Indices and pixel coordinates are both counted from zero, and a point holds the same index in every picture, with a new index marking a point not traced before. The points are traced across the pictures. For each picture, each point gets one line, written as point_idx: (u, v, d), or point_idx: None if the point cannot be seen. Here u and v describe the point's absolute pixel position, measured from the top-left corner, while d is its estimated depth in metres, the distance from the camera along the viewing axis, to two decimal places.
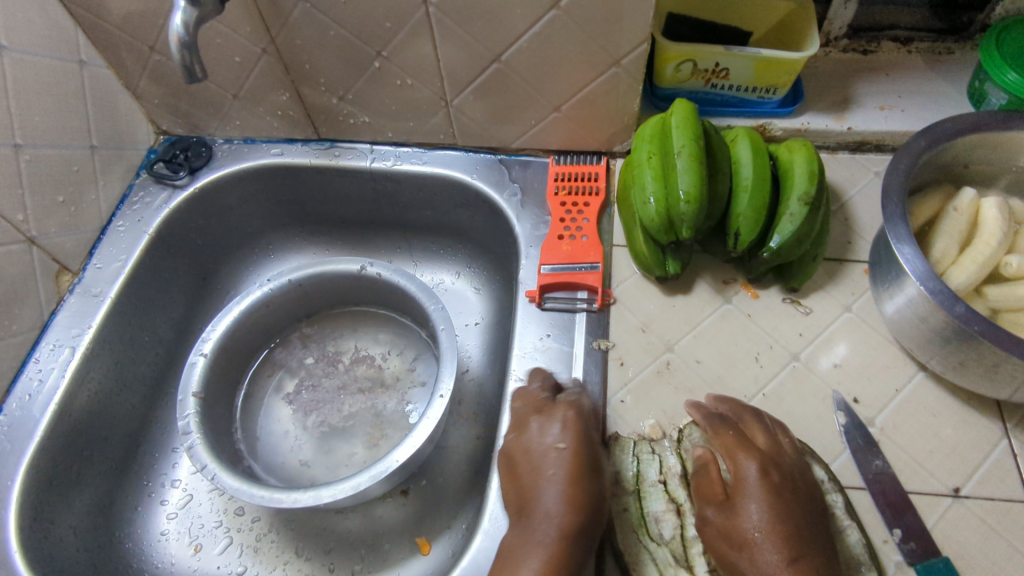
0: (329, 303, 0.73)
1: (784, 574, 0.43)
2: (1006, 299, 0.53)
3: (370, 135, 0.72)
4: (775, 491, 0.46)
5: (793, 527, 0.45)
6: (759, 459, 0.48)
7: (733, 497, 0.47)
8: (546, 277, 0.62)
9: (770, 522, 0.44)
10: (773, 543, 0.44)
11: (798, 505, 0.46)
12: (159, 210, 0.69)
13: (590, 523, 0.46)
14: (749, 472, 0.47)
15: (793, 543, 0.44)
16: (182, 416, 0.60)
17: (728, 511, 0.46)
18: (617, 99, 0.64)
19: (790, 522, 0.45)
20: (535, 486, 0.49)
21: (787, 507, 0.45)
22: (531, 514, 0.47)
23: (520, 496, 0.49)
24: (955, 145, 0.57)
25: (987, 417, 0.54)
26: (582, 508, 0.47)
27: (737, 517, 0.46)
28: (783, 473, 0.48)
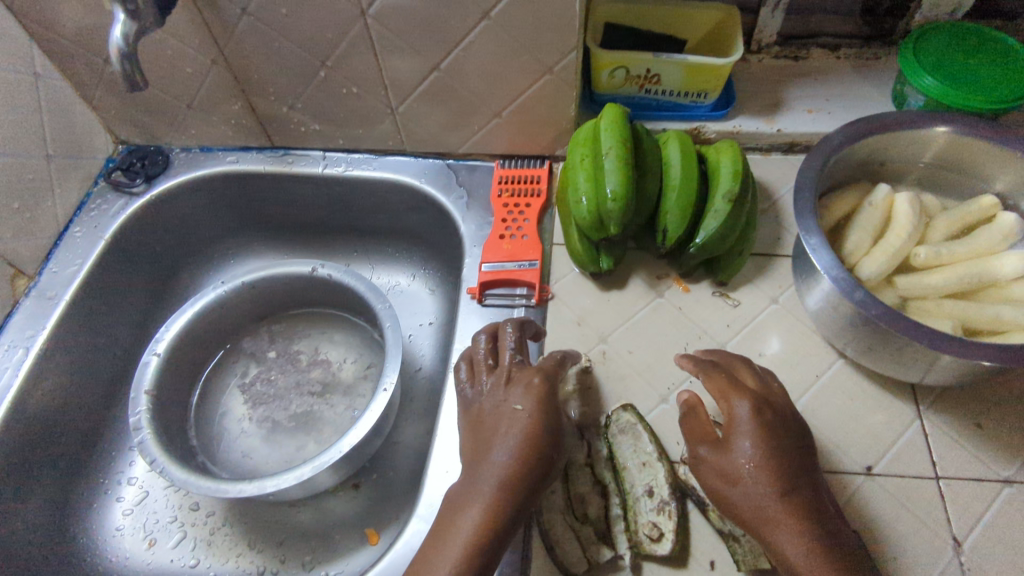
0: (284, 303, 0.75)
1: (773, 502, 0.45)
2: (913, 287, 0.56)
3: (322, 143, 0.75)
4: (767, 431, 0.47)
5: (781, 460, 0.46)
6: (753, 402, 0.49)
7: (728, 436, 0.48)
8: (486, 275, 0.65)
9: (761, 456, 0.46)
10: (766, 475, 0.46)
11: (791, 445, 0.48)
12: (115, 217, 0.71)
13: (533, 478, 0.47)
14: (739, 412, 0.49)
15: (781, 475, 0.46)
16: (133, 413, 0.61)
17: (725, 450, 0.48)
18: (554, 104, 0.67)
19: (782, 460, 0.46)
20: (486, 442, 0.50)
21: (776, 440, 0.47)
22: (482, 462, 0.48)
23: (476, 446, 0.50)
24: (866, 144, 0.60)
25: (902, 400, 0.57)
26: (524, 464, 0.47)
27: (730, 452, 0.48)
28: (776, 412, 0.49)
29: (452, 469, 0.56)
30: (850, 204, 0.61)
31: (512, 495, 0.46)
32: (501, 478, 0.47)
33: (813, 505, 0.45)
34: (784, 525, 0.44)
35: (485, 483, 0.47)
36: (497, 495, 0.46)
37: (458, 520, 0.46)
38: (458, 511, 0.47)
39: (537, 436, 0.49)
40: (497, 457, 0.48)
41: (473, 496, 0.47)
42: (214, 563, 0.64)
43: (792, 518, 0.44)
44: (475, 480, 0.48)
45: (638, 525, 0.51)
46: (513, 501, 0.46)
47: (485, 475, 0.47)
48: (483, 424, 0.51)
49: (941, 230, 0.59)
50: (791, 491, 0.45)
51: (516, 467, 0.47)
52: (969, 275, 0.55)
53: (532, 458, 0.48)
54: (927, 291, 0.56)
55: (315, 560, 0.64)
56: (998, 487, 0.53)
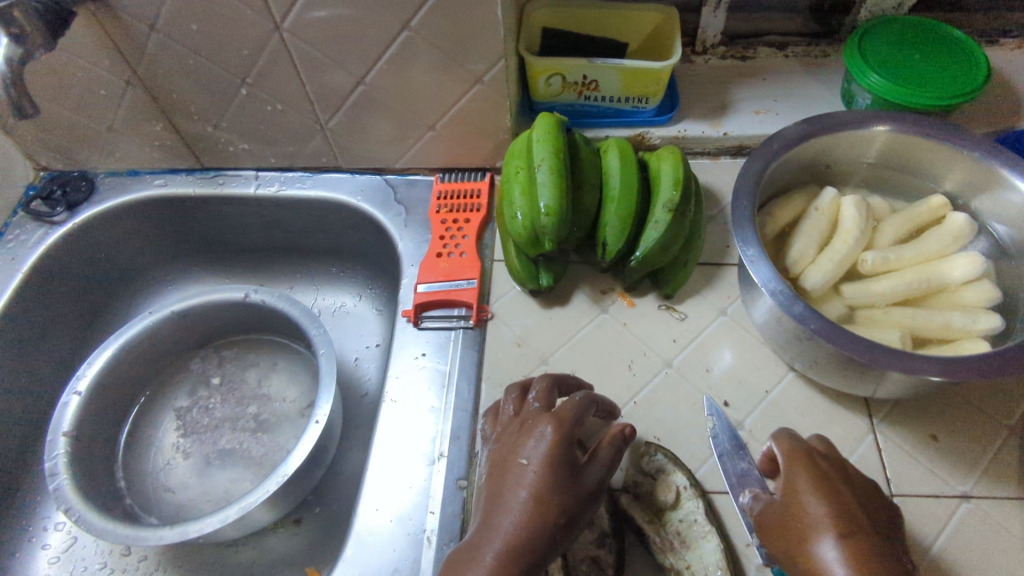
0: (220, 331, 0.72)
1: (835, 548, 0.40)
2: (860, 296, 0.53)
3: (254, 162, 0.72)
4: (819, 481, 0.43)
5: (850, 510, 0.42)
6: (805, 458, 0.45)
7: (786, 490, 0.44)
8: (422, 296, 0.62)
9: (830, 504, 0.42)
10: (832, 520, 0.41)
11: (848, 493, 0.43)
12: (34, 248, 0.68)
13: (554, 528, 0.42)
14: (795, 467, 0.45)
15: (849, 521, 0.41)
16: (48, 457, 0.58)
17: (789, 506, 0.43)
18: (488, 115, 0.64)
19: (842, 509, 0.42)
20: (506, 486, 0.44)
21: (834, 491, 0.43)
22: (500, 506, 0.43)
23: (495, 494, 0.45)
24: (810, 147, 0.58)
25: (855, 413, 0.55)
26: (545, 513, 0.42)
27: (797, 501, 0.43)
28: (834, 465, 0.45)
29: (383, 506, 0.53)
30: (797, 210, 0.58)
31: (530, 544, 0.41)
32: (519, 531, 0.42)
33: (891, 559, 0.39)
34: (849, 572, 0.38)
35: (503, 527, 0.42)
36: (513, 543, 0.41)
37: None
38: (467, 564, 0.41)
39: (569, 489, 0.44)
40: (514, 497, 0.43)
41: (484, 542, 0.42)
42: None
43: (865, 569, 0.38)
44: (490, 523, 0.43)
45: (576, 563, 0.48)
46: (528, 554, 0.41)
47: (502, 523, 0.42)
48: (504, 473, 0.45)
49: (889, 234, 0.57)
50: (857, 538, 0.40)
51: (537, 516, 0.42)
52: (916, 281, 0.53)
53: (559, 511, 0.43)
54: (874, 299, 0.53)
55: None
56: (955, 503, 0.50)
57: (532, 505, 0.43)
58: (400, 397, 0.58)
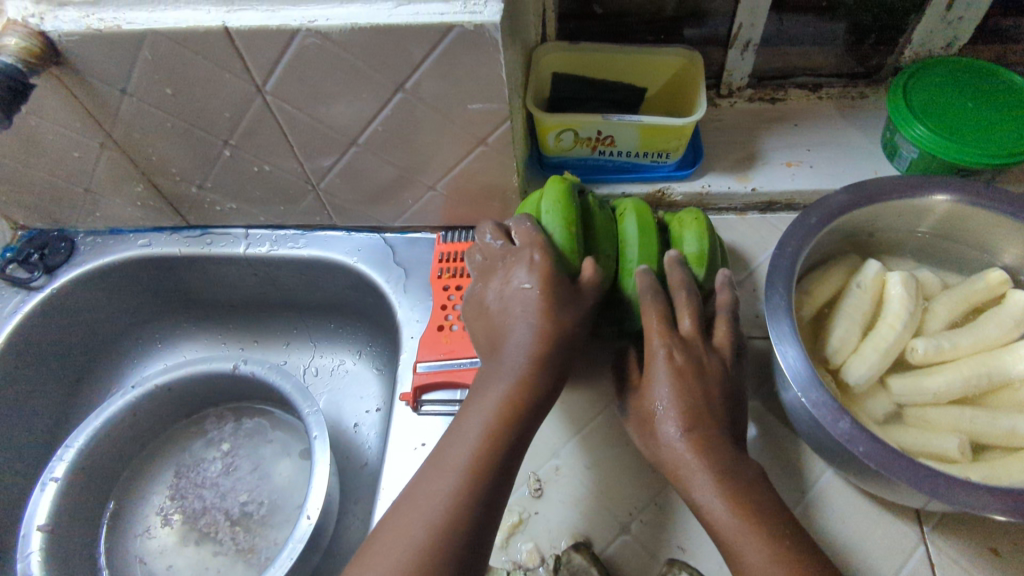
0: (208, 400, 0.67)
1: (680, 444, 0.44)
2: (911, 392, 0.48)
3: (243, 220, 0.67)
4: (674, 377, 0.46)
5: (700, 406, 0.45)
6: (666, 346, 0.47)
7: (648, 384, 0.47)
8: (422, 377, 0.56)
9: (675, 401, 0.45)
10: (676, 418, 0.45)
11: (705, 382, 0.46)
12: (9, 317, 0.63)
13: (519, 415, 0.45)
14: (660, 354, 0.47)
15: (693, 418, 0.45)
16: (21, 556, 0.54)
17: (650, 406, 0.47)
18: (494, 176, 0.59)
19: (691, 408, 0.45)
20: (505, 327, 0.48)
21: (688, 385, 0.46)
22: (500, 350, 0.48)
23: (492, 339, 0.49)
24: (853, 216, 0.52)
25: (903, 519, 0.49)
26: (508, 410, 0.45)
27: (647, 399, 0.47)
28: (691, 354, 0.47)
29: None
30: (835, 286, 0.53)
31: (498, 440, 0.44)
32: (485, 423, 0.44)
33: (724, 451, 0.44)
34: (698, 468, 0.43)
35: (489, 396, 0.45)
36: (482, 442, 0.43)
37: (469, 421, 0.45)
38: (468, 416, 0.45)
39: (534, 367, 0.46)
40: (485, 404, 0.45)
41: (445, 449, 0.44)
42: None
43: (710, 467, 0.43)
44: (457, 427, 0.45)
45: None
46: (498, 451, 0.44)
47: (464, 428, 0.45)
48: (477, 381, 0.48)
49: (941, 316, 0.51)
50: (702, 435, 0.44)
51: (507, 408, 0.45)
52: (975, 377, 0.47)
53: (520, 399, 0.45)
54: (926, 397, 0.47)
55: None
56: None
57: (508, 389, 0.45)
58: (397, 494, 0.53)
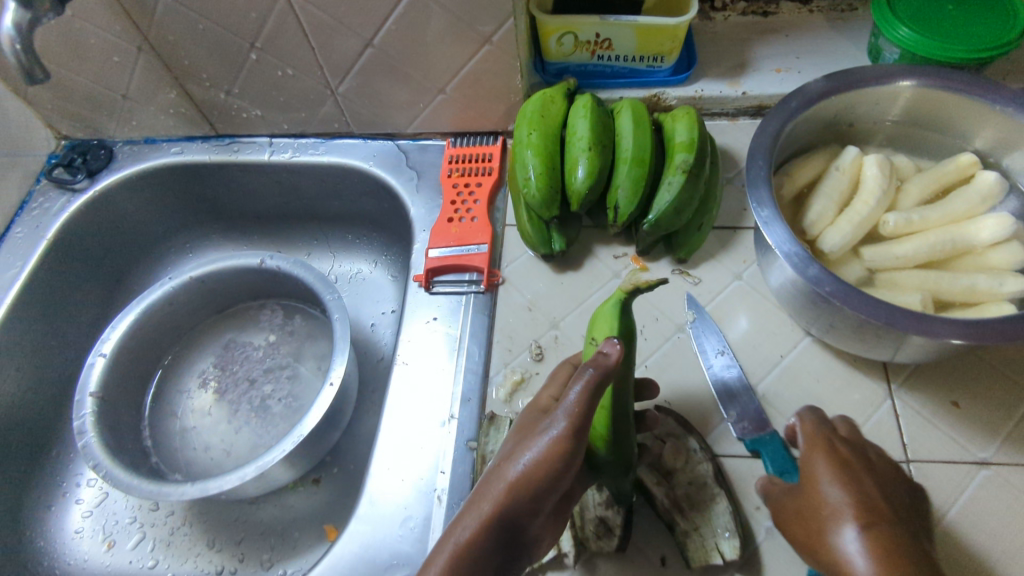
0: (238, 296, 0.73)
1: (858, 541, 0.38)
2: (880, 259, 0.52)
3: (267, 129, 0.72)
4: (807, 487, 0.43)
5: (875, 506, 0.40)
6: (782, 494, 0.45)
7: (799, 485, 0.44)
8: (434, 261, 0.62)
9: (848, 497, 0.41)
10: (852, 513, 0.40)
11: (847, 482, 0.42)
12: (56, 215, 0.69)
13: (515, 507, 0.39)
14: (813, 464, 0.44)
15: (868, 511, 0.40)
16: (77, 416, 0.60)
17: (795, 494, 0.43)
18: (500, 77, 0.63)
19: (816, 513, 0.41)
20: (517, 450, 0.40)
21: (858, 482, 0.42)
22: (495, 474, 0.41)
23: (508, 452, 0.42)
24: (833, 103, 0.55)
25: (872, 378, 0.54)
26: (501, 484, 0.39)
27: (809, 492, 0.42)
28: (856, 452, 0.44)
29: (394, 467, 0.54)
30: (816, 170, 0.57)
31: (480, 537, 0.39)
32: (476, 513, 0.39)
33: (886, 538, 0.38)
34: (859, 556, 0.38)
35: (483, 506, 0.39)
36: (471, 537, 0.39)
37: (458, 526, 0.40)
38: (457, 522, 0.40)
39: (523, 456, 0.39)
40: (497, 480, 0.40)
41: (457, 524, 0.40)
42: (173, 564, 0.62)
43: (858, 555, 0.38)
44: (466, 509, 0.41)
45: (584, 522, 0.48)
46: (487, 535, 0.39)
47: (473, 504, 0.40)
48: (505, 449, 0.44)
49: (913, 195, 0.55)
50: (881, 531, 0.39)
51: (501, 489, 0.39)
52: (940, 243, 0.51)
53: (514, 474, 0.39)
54: (895, 262, 0.52)
55: (274, 558, 0.62)
56: (973, 469, 0.49)
57: (486, 510, 0.39)
58: (411, 359, 0.59)
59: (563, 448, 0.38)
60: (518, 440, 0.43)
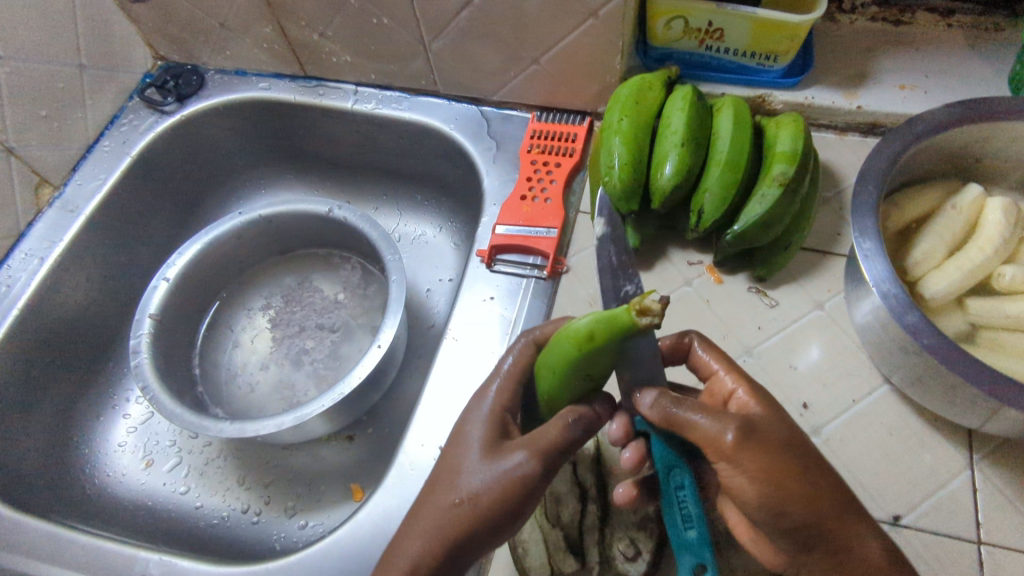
0: (302, 242, 0.73)
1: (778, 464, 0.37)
2: (987, 314, 0.47)
3: (355, 76, 0.71)
4: (781, 447, 0.37)
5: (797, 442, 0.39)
6: (755, 446, 0.36)
7: (767, 435, 0.37)
8: (500, 238, 0.60)
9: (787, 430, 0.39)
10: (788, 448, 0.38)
11: (800, 439, 0.39)
12: (143, 134, 0.71)
13: (460, 538, 0.41)
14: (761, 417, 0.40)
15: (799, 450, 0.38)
16: (134, 335, 0.61)
17: (767, 444, 0.37)
18: (599, 56, 0.59)
19: (795, 472, 0.37)
20: (462, 477, 0.42)
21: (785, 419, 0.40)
22: (439, 496, 0.42)
23: (449, 472, 0.43)
24: (963, 133, 0.50)
25: (952, 443, 0.49)
26: (454, 505, 0.41)
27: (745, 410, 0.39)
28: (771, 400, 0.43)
29: (427, 443, 0.53)
30: (928, 205, 0.51)
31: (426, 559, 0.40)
32: (425, 528, 0.41)
33: (846, 499, 0.38)
34: (835, 513, 0.37)
35: (425, 531, 0.41)
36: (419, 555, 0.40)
37: (401, 550, 0.41)
38: (400, 543, 0.42)
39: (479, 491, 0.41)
40: (447, 507, 0.41)
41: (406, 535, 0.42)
42: (203, 494, 0.64)
43: (836, 519, 0.37)
44: (409, 523, 0.42)
45: (614, 540, 0.47)
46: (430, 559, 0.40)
47: (425, 512, 0.42)
48: (454, 458, 0.43)
49: None
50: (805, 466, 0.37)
51: (453, 511, 0.41)
52: None
53: (466, 498, 0.41)
54: (1004, 321, 0.46)
55: (298, 507, 0.62)
56: None
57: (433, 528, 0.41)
58: (462, 335, 0.58)
59: (517, 484, 0.40)
60: (472, 451, 0.43)
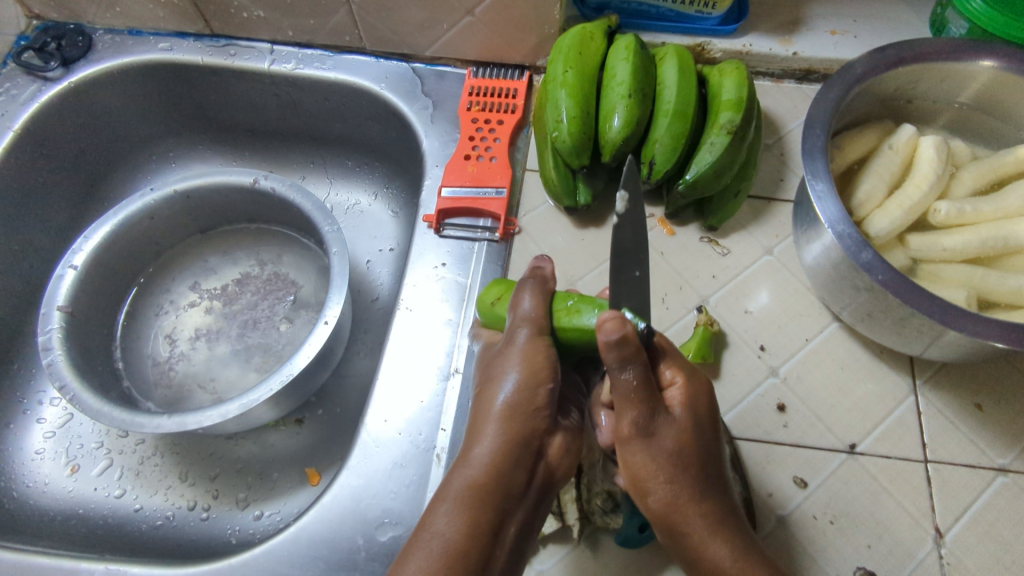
0: (227, 218, 0.68)
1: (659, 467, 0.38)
2: (927, 249, 0.49)
3: (270, 33, 0.65)
4: (665, 457, 0.38)
5: (699, 445, 0.39)
6: (641, 441, 0.38)
7: (662, 437, 0.38)
8: (446, 201, 0.58)
9: (690, 433, 0.39)
10: (680, 457, 0.38)
11: (700, 444, 0.39)
12: (26, 104, 0.62)
13: (499, 473, 0.37)
14: (674, 416, 0.39)
15: (694, 460, 0.39)
16: (43, 331, 0.55)
17: (660, 446, 0.38)
18: (537, 4, 0.57)
19: (677, 477, 0.39)
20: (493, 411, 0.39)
21: (702, 417, 0.40)
22: (472, 444, 0.39)
23: (481, 418, 0.40)
24: (897, 74, 0.51)
25: (896, 371, 0.52)
26: (518, 448, 0.38)
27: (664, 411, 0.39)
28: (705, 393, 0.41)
29: (391, 418, 0.51)
30: (868, 145, 0.53)
31: (468, 507, 0.36)
32: (488, 470, 0.37)
33: (722, 509, 0.40)
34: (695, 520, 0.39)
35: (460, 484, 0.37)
36: (461, 505, 0.36)
37: (445, 514, 0.36)
38: (436, 508, 0.37)
39: (501, 419, 0.39)
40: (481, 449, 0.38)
41: (460, 469, 0.38)
42: (141, 495, 0.58)
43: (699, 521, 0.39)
44: (442, 492, 0.38)
45: (591, 496, 0.46)
46: (494, 506, 0.37)
47: (463, 463, 0.38)
48: (505, 395, 0.39)
49: (966, 184, 0.52)
50: (688, 475, 0.39)
51: (514, 451, 0.38)
52: (992, 238, 0.48)
53: (524, 442, 0.39)
54: (941, 254, 0.49)
55: (250, 498, 0.58)
56: (991, 476, 0.48)
57: (499, 470, 0.38)
58: (416, 305, 0.55)
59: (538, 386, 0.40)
60: (531, 389, 0.40)
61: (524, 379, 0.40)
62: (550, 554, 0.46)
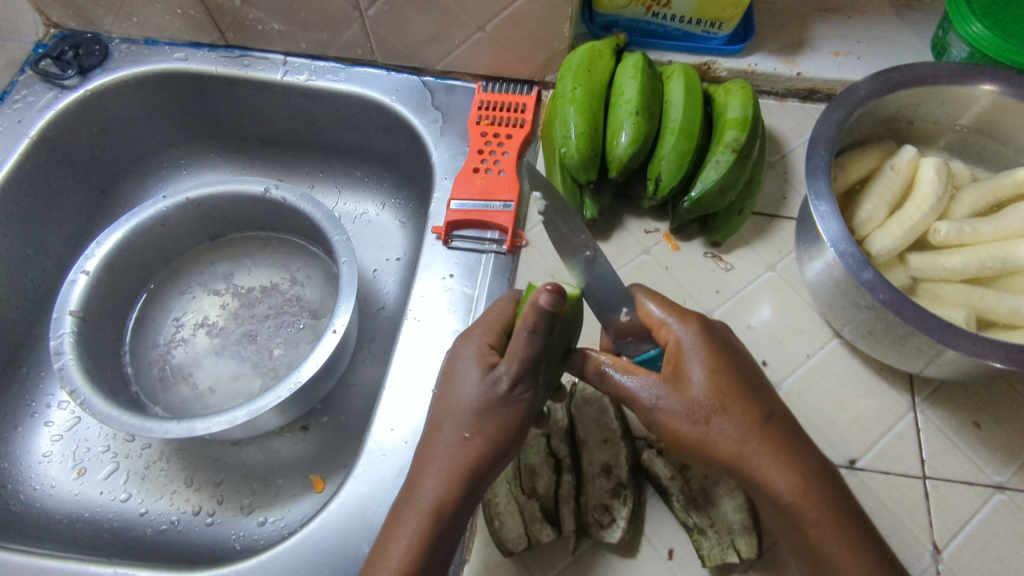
0: (236, 225, 0.68)
1: (691, 428, 0.42)
2: (927, 268, 0.50)
3: (283, 45, 0.66)
4: (705, 407, 0.42)
5: (728, 391, 0.42)
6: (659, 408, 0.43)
7: (676, 399, 0.42)
8: (455, 213, 0.59)
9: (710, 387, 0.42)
10: (714, 412, 0.42)
11: (724, 389, 0.42)
12: (42, 112, 0.64)
13: (444, 519, 0.41)
14: (689, 377, 0.42)
15: (728, 409, 0.42)
16: (54, 335, 0.55)
17: (675, 408, 0.42)
18: (547, 22, 0.58)
19: (713, 430, 0.41)
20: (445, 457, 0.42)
21: (724, 368, 0.43)
22: (419, 485, 0.42)
23: (438, 467, 0.42)
24: (899, 97, 0.52)
25: (896, 388, 0.52)
26: (462, 502, 0.41)
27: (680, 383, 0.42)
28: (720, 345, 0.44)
29: (397, 428, 0.52)
30: (871, 165, 0.54)
31: (415, 549, 0.40)
32: (432, 516, 0.41)
33: (776, 439, 0.41)
34: (758, 454, 0.41)
35: (407, 526, 0.41)
36: (411, 546, 0.40)
37: (390, 553, 0.40)
38: (387, 542, 0.41)
39: (459, 469, 0.42)
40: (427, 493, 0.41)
41: (408, 510, 0.41)
42: (146, 499, 0.59)
43: (752, 457, 0.41)
44: (389, 531, 0.41)
45: (588, 509, 0.47)
46: (436, 549, 0.41)
47: (413, 500, 0.42)
48: (462, 452, 0.42)
49: (967, 206, 0.53)
50: (727, 423, 0.41)
51: (458, 504, 0.41)
52: (991, 259, 0.49)
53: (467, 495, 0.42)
54: (941, 273, 0.50)
55: (253, 504, 0.59)
56: (988, 493, 0.48)
57: (441, 517, 0.41)
58: (423, 315, 0.56)
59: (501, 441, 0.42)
60: (491, 447, 0.42)
61: (488, 434, 0.42)
62: (551, 564, 0.46)
